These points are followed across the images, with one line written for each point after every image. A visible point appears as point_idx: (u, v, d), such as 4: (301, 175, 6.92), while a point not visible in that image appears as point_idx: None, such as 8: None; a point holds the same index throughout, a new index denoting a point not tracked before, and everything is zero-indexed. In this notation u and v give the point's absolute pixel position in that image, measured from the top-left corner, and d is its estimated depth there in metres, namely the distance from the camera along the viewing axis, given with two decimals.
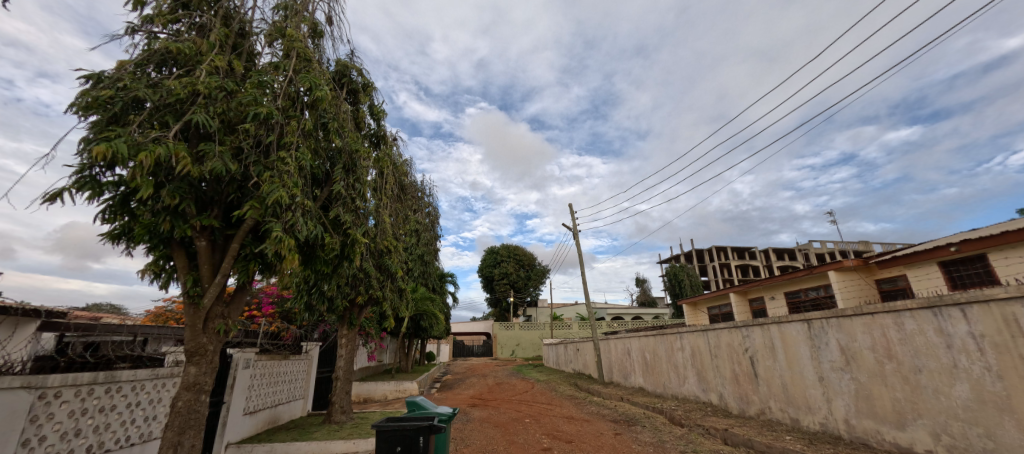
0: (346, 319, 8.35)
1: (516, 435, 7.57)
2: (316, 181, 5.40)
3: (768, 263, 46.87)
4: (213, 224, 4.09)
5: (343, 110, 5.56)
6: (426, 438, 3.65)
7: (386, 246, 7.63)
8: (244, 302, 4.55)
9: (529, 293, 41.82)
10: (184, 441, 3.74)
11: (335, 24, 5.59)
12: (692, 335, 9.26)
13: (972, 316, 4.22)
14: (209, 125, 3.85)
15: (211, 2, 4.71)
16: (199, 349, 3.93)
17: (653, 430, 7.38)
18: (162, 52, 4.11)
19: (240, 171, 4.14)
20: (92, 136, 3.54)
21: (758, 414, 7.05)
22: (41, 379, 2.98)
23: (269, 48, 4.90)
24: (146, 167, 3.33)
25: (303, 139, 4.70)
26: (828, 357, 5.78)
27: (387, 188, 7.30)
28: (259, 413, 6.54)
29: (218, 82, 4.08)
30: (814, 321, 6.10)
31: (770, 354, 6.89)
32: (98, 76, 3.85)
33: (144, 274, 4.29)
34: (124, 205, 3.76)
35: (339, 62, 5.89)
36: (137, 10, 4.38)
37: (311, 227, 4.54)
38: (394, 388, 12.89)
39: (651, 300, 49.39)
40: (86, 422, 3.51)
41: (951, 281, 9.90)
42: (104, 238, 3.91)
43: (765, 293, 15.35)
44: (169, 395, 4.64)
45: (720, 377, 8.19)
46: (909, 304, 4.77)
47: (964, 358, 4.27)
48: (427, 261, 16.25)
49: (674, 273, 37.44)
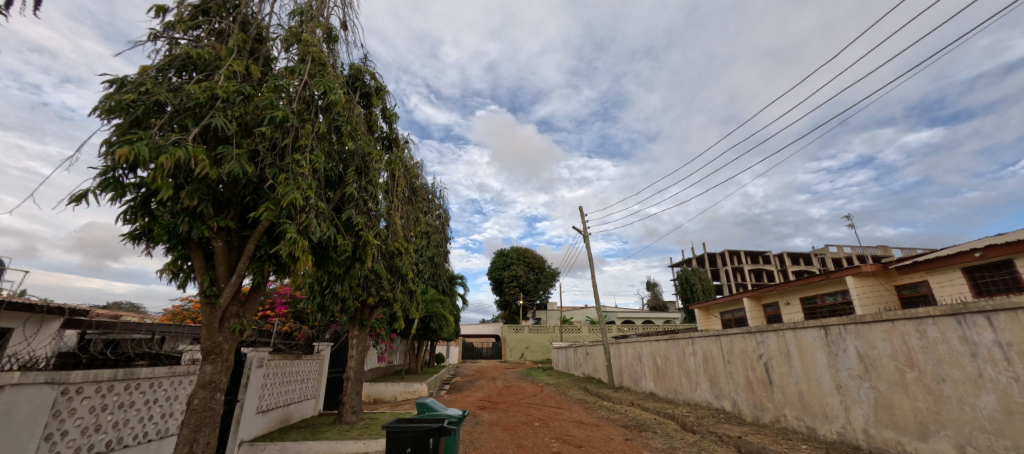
0: (357, 320, 8.43)
1: (526, 438, 7.55)
2: (329, 183, 5.47)
3: (782, 268, 46.06)
4: (230, 225, 4.19)
5: (357, 113, 5.62)
6: (436, 440, 3.66)
7: (398, 248, 7.71)
8: (259, 302, 4.62)
9: (539, 296, 41.73)
10: (199, 438, 3.81)
11: (350, 29, 5.67)
12: (704, 340, 9.12)
13: (999, 324, 4.07)
14: (227, 128, 3.96)
15: (230, 8, 4.83)
16: (215, 348, 4.01)
17: (664, 437, 7.29)
18: (182, 58, 4.24)
19: (256, 173, 4.21)
20: (114, 139, 3.65)
21: (773, 422, 6.90)
22: (64, 375, 3.08)
23: (286, 53, 5.01)
24: (166, 170, 3.42)
25: (317, 141, 4.77)
26: (846, 364, 5.65)
27: (398, 190, 7.36)
28: (272, 411, 6.64)
29: (236, 86, 4.19)
30: (831, 328, 5.95)
31: (785, 360, 6.75)
32: (121, 80, 3.98)
33: (163, 273, 4.42)
34: (145, 206, 3.86)
35: (353, 67, 5.99)
36: (159, 16, 4.51)
37: (324, 228, 4.59)
38: (404, 389, 12.95)
39: (662, 304, 48.83)
40: (106, 418, 3.59)
41: (975, 287, 9.55)
42: (126, 238, 4.02)
43: (780, 298, 15.11)
44: (185, 393, 4.72)
45: (733, 384, 8.06)
46: (931, 311, 4.64)
47: (990, 367, 4.12)
48: (438, 263, 16.34)
49: (686, 276, 37.09)
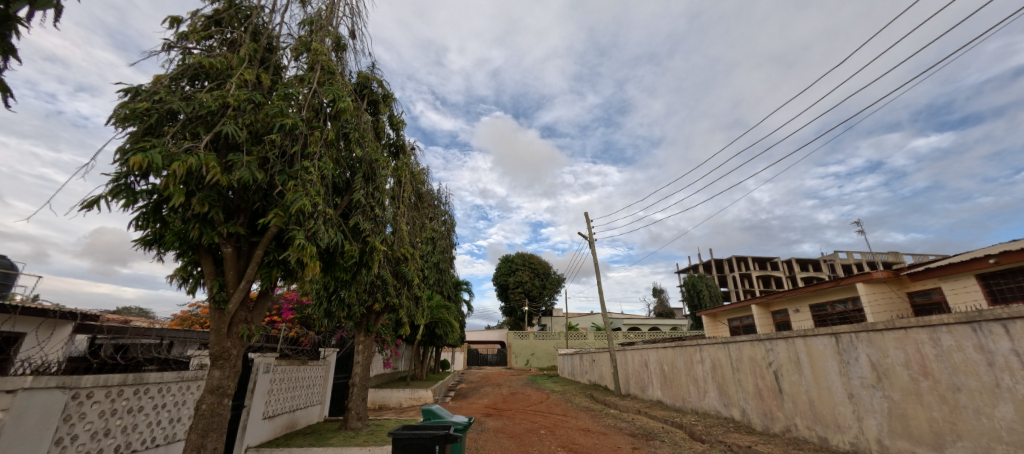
0: (363, 326, 8.43)
1: (531, 446, 7.51)
2: (337, 189, 5.55)
3: (791, 275, 45.50)
4: (239, 231, 4.22)
5: (364, 120, 5.67)
6: (442, 447, 3.61)
7: (404, 254, 7.73)
8: (266, 308, 4.66)
9: (546, 304, 41.73)
10: (207, 443, 3.82)
11: (358, 37, 5.76)
12: (712, 347, 9.00)
13: (1015, 332, 3.98)
14: (237, 135, 4.01)
15: (242, 19, 4.95)
16: (223, 353, 4.05)
17: (673, 446, 7.18)
18: (195, 67, 4.34)
19: (265, 180, 4.26)
20: (129, 147, 3.73)
21: (784, 432, 6.78)
22: (75, 380, 3.12)
23: (295, 62, 5.10)
24: (179, 177, 3.48)
25: (325, 149, 4.81)
26: (858, 373, 5.55)
27: (405, 197, 7.37)
28: (278, 417, 6.66)
29: (248, 95, 4.26)
30: (842, 335, 5.88)
31: (796, 368, 6.65)
32: (135, 89, 4.07)
33: (173, 279, 4.47)
34: (157, 212, 3.94)
35: (361, 75, 6.08)
36: (173, 27, 4.62)
37: (332, 234, 4.64)
38: (409, 395, 12.87)
39: (669, 311, 48.37)
40: (115, 422, 3.62)
41: (991, 295, 9.35)
42: (137, 244, 4.09)
43: (788, 304, 14.87)
44: (193, 399, 4.73)
45: (742, 392, 7.94)
46: (945, 318, 4.57)
47: (1007, 376, 4.02)
48: (444, 269, 16.39)
49: (693, 283, 36.76)
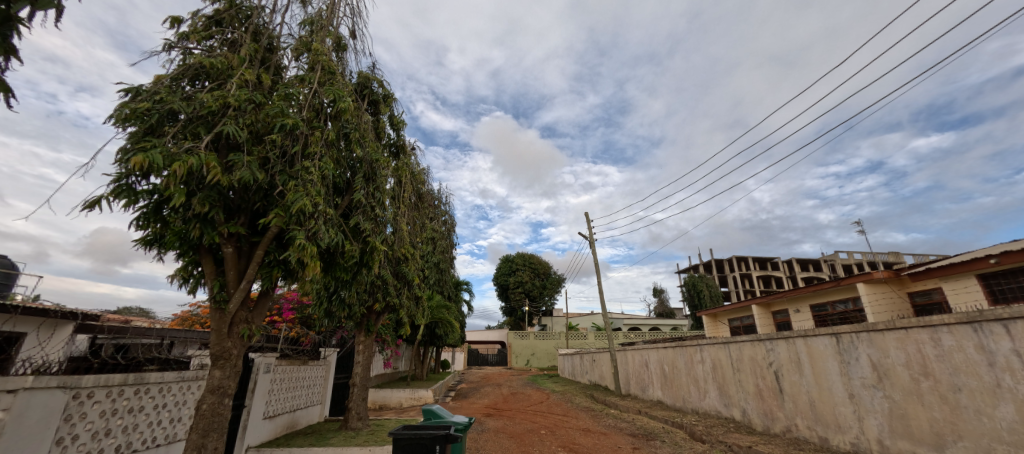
0: (363, 326, 8.43)
1: (532, 445, 7.52)
2: (337, 189, 5.55)
3: (791, 275, 45.50)
4: (240, 231, 4.22)
5: (365, 120, 5.68)
6: (442, 447, 3.61)
7: (404, 254, 7.73)
8: (267, 308, 4.66)
9: (546, 304, 41.63)
10: (207, 443, 3.83)
11: (358, 37, 5.76)
12: (713, 347, 8.99)
13: (1016, 332, 3.98)
14: (238, 135, 4.02)
15: (242, 19, 4.95)
16: (224, 353, 4.05)
17: (673, 446, 7.18)
18: (196, 67, 4.35)
19: (266, 180, 4.27)
20: (129, 146, 3.73)
21: (784, 432, 6.78)
22: (75, 380, 3.12)
23: (295, 62, 5.10)
24: (179, 177, 3.48)
25: (326, 149, 4.81)
26: (858, 373, 5.55)
27: (405, 197, 7.37)
28: (278, 417, 6.67)
29: (248, 95, 4.26)
30: (842, 335, 5.87)
31: (796, 369, 6.65)
32: (136, 89, 4.07)
33: (173, 279, 4.48)
34: (157, 212, 3.94)
35: (362, 75, 6.09)
36: (174, 27, 4.63)
37: (332, 234, 4.64)
38: (409, 395, 12.87)
39: (669, 311, 48.35)
40: (116, 422, 3.62)
41: (992, 295, 9.34)
42: (138, 244, 4.09)
43: (789, 304, 14.86)
44: (194, 399, 4.73)
45: (743, 392, 7.93)
46: (946, 318, 4.56)
47: (1008, 376, 4.01)
48: (444, 269, 16.38)
49: (693, 283, 36.75)
